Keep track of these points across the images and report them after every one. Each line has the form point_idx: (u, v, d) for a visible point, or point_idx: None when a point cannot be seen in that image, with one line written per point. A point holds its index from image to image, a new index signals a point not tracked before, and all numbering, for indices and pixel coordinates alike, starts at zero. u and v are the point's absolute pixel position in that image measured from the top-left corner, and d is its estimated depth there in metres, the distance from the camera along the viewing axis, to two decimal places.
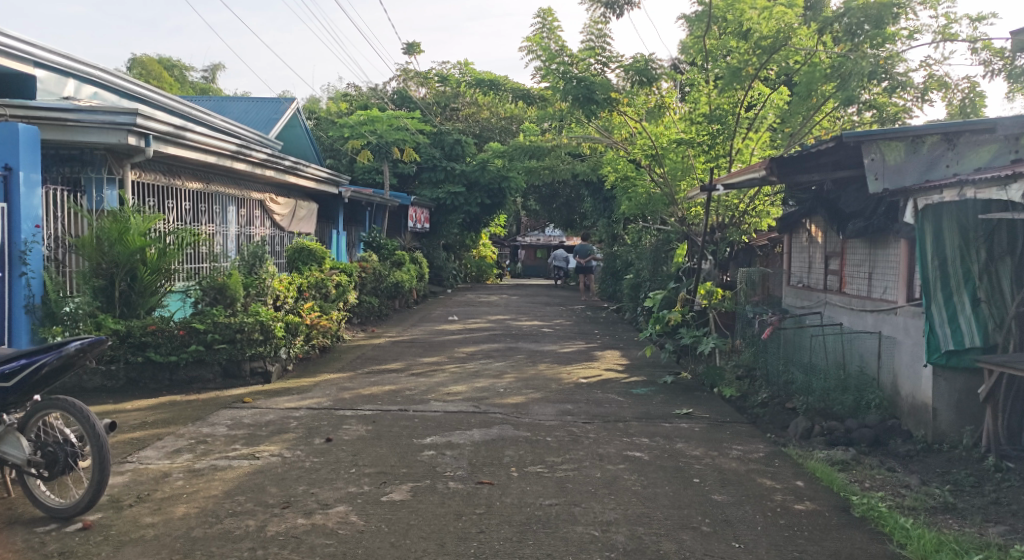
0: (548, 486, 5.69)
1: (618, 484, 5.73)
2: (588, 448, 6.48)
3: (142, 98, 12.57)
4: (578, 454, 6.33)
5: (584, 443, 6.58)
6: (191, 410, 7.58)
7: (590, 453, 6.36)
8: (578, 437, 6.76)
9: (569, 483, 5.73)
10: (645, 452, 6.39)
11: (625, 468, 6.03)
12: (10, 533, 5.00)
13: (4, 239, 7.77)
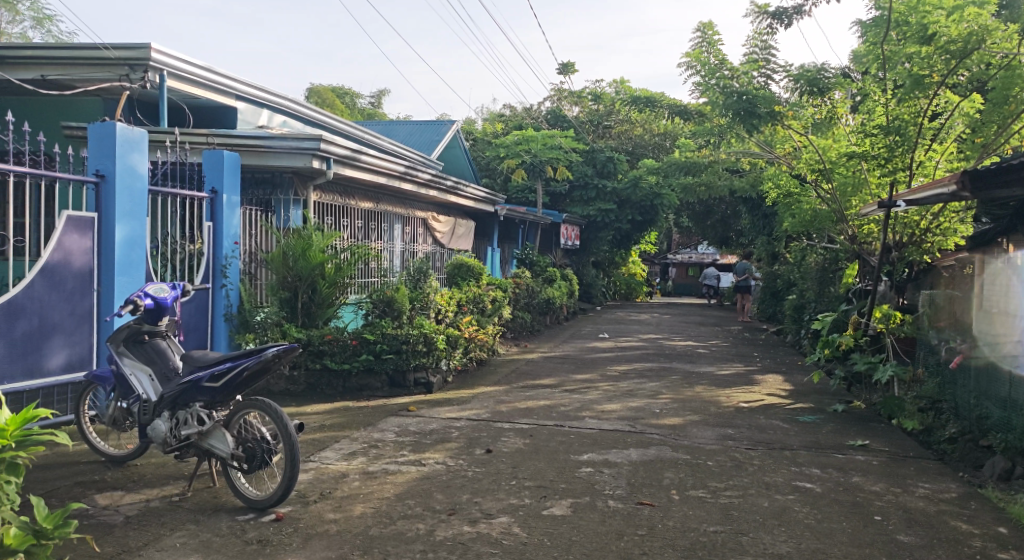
0: (713, 512, 5.65)
1: (790, 516, 5.60)
2: (753, 475, 6.37)
3: (321, 124, 13.44)
4: (742, 481, 6.24)
5: (749, 470, 6.47)
6: (362, 415, 8.02)
7: (756, 481, 6.25)
8: (742, 463, 6.65)
9: (734, 510, 5.67)
10: (817, 484, 6.21)
11: (796, 500, 5.88)
12: (217, 519, 5.45)
13: (209, 253, 8.51)
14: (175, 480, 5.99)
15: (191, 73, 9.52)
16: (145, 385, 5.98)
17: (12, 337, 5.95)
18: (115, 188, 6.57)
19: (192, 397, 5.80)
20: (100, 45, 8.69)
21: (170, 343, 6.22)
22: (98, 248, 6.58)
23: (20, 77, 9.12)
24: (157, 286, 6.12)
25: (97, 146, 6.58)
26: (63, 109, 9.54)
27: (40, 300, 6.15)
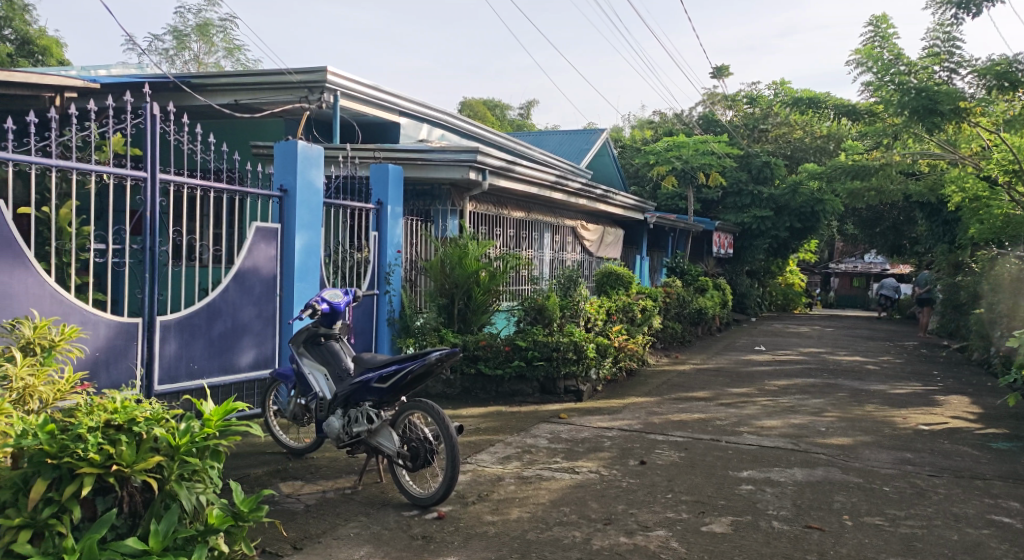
0: (893, 542, 5.45)
1: (982, 552, 5.33)
2: (937, 505, 6.09)
3: (476, 136, 13.84)
4: (926, 510, 5.98)
5: (931, 499, 6.20)
6: (516, 420, 8.23)
7: (940, 511, 5.97)
8: (925, 491, 6.37)
9: (916, 542, 5.45)
10: (1015, 519, 5.86)
11: (990, 535, 5.59)
12: (384, 513, 5.77)
13: (375, 261, 8.97)
14: (346, 474, 6.39)
15: (360, 93, 10.10)
16: (321, 384, 6.42)
17: (211, 335, 6.51)
18: (296, 202, 7.09)
19: (363, 397, 6.14)
20: (285, 70, 9.37)
21: (343, 345, 6.65)
22: (281, 257, 7.12)
23: (217, 103, 9.87)
24: (332, 291, 6.55)
25: (281, 162, 7.11)
26: (252, 131, 10.30)
27: (233, 303, 6.70)
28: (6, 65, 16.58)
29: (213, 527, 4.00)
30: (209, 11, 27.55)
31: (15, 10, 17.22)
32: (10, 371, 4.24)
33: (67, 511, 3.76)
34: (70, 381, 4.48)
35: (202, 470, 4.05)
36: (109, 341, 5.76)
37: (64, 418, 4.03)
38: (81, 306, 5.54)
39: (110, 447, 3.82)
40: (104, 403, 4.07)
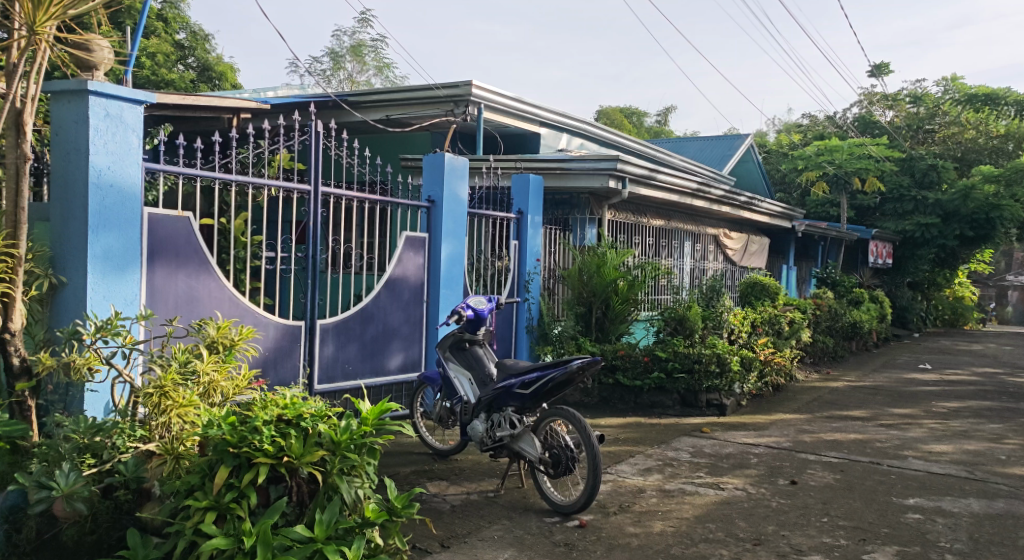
0: None
1: None
2: None
3: (618, 145, 13.88)
4: None
5: None
6: (656, 432, 8.20)
7: None
8: None
9: None
10: None
11: None
12: (526, 517, 5.90)
13: (516, 269, 9.14)
14: (489, 477, 6.57)
15: (503, 105, 10.35)
16: (465, 388, 6.64)
17: (365, 338, 6.85)
18: (443, 212, 7.36)
19: (505, 402, 6.29)
20: (432, 85, 9.73)
21: (486, 351, 6.83)
22: (428, 265, 7.41)
23: (371, 119, 10.41)
24: (476, 298, 6.78)
25: (429, 175, 7.41)
26: (402, 144, 10.75)
27: (384, 309, 7.02)
28: (185, 89, 17.96)
29: (369, 519, 4.26)
30: (364, 32, 28.84)
31: (197, 39, 18.66)
32: (198, 366, 4.78)
33: (245, 497, 4.11)
34: (247, 377, 4.97)
35: (360, 466, 4.34)
36: (277, 342, 6.16)
37: (243, 412, 4.44)
38: (254, 308, 5.97)
39: (282, 440, 4.16)
40: (276, 399, 4.47)
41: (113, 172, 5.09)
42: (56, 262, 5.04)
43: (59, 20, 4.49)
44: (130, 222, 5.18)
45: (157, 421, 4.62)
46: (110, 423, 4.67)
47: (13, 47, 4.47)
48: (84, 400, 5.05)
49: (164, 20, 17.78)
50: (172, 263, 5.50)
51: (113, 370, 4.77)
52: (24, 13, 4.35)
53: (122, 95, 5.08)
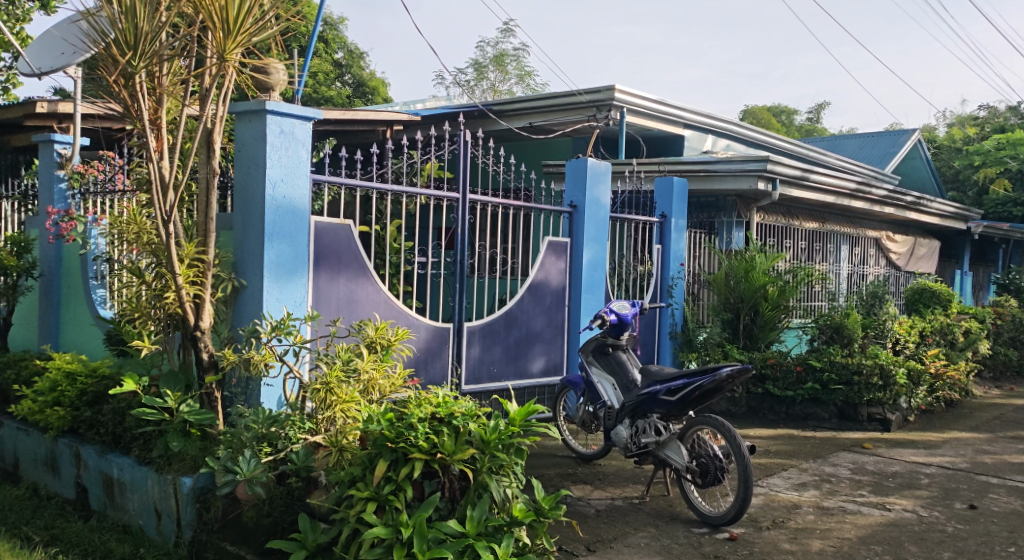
0: None
1: None
2: None
3: (770, 145, 13.49)
4: None
5: None
6: (812, 446, 7.84)
7: None
8: None
9: None
10: None
11: None
12: (674, 526, 5.77)
13: (658, 274, 8.96)
14: (633, 483, 6.48)
15: (647, 109, 10.25)
16: (609, 393, 6.57)
17: (509, 341, 6.91)
18: (585, 217, 7.34)
19: (650, 408, 6.14)
20: (574, 91, 9.74)
21: (630, 356, 6.73)
22: (570, 270, 7.40)
23: (515, 126, 10.51)
24: (620, 302, 6.73)
25: (572, 180, 7.41)
26: (546, 150, 10.80)
27: (528, 313, 7.07)
28: (342, 104, 18.76)
29: (517, 519, 4.33)
30: (510, 41, 29.24)
31: (354, 58, 19.46)
32: (360, 364, 5.14)
33: (402, 490, 4.25)
34: (401, 376, 5.31)
35: (508, 466, 4.40)
36: (427, 342, 6.31)
37: (398, 409, 4.61)
38: (406, 311, 6.15)
39: (435, 436, 4.27)
40: (430, 397, 4.59)
41: (286, 185, 5.36)
42: (237, 267, 5.39)
43: (244, 47, 5.06)
44: (300, 230, 5.44)
45: (323, 415, 5.02)
46: (284, 416, 5.09)
47: (205, 73, 5.07)
48: (261, 393, 5.35)
49: (324, 40, 18.68)
50: (334, 268, 5.74)
51: (284, 365, 5.17)
52: (216, 41, 4.92)
53: (294, 112, 5.35)
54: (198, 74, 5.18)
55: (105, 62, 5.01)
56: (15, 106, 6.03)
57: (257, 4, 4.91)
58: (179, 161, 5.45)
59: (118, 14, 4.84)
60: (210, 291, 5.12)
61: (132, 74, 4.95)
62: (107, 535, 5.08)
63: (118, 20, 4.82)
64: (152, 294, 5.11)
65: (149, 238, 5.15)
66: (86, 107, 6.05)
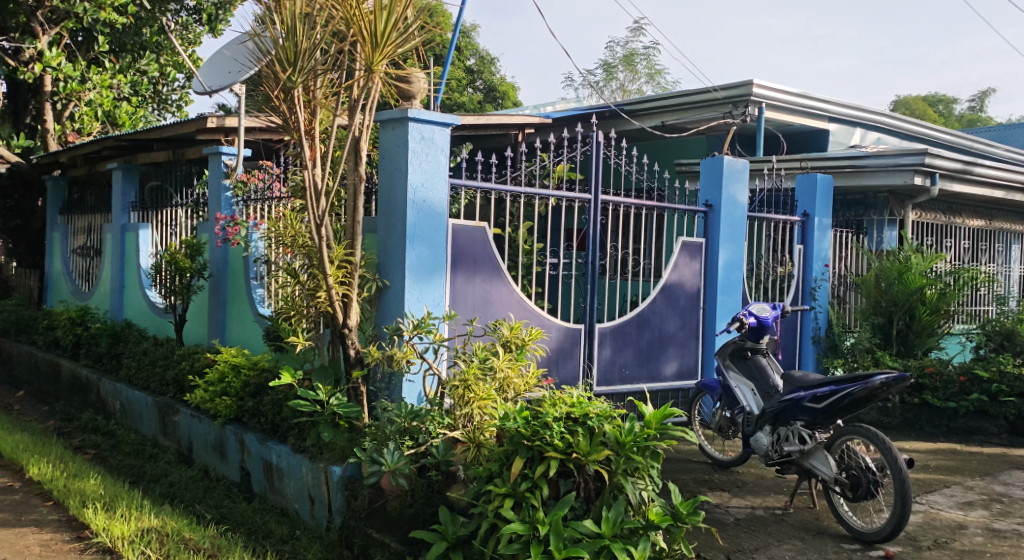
0: None
1: None
2: None
3: (927, 138, 12.83)
4: None
5: None
6: (978, 462, 7.38)
7: None
8: None
9: None
10: None
11: None
12: (821, 541, 5.61)
13: (800, 276, 8.73)
14: (774, 493, 6.37)
15: (789, 103, 10.01)
16: (748, 398, 6.50)
17: (641, 343, 6.94)
18: (720, 217, 7.29)
19: (794, 416, 6.03)
20: (710, 87, 9.67)
21: (771, 361, 6.66)
22: (705, 272, 7.36)
23: (647, 126, 10.48)
24: (759, 305, 6.59)
25: (706, 178, 7.38)
26: (679, 149, 10.75)
27: (661, 314, 7.07)
28: (474, 110, 19.22)
29: (653, 522, 4.42)
30: (643, 40, 29.13)
31: (485, 63, 19.94)
32: (496, 363, 5.35)
33: (538, 488, 4.45)
34: (535, 375, 5.48)
35: (643, 469, 4.52)
36: (559, 343, 6.44)
37: (534, 408, 4.84)
38: (539, 311, 6.29)
39: (571, 437, 4.45)
40: (564, 398, 4.82)
41: (425, 189, 5.61)
42: (381, 268, 5.66)
43: (390, 59, 5.39)
44: (438, 232, 5.68)
45: (461, 411, 5.23)
46: (425, 411, 5.30)
47: (355, 85, 5.43)
48: (402, 388, 5.59)
49: (457, 48, 19.21)
50: (470, 269, 5.95)
51: (424, 362, 5.45)
52: (364, 54, 5.29)
53: (434, 119, 5.59)
54: (349, 88, 5.57)
55: (268, 78, 5.45)
56: (190, 121, 6.44)
57: (402, 18, 5.22)
58: (330, 169, 5.77)
59: (280, 35, 5.30)
60: (357, 291, 5.44)
61: (291, 89, 5.36)
62: (267, 516, 5.49)
63: (281, 40, 5.27)
64: (304, 292, 5.46)
65: (304, 240, 5.50)
66: (250, 121, 6.51)
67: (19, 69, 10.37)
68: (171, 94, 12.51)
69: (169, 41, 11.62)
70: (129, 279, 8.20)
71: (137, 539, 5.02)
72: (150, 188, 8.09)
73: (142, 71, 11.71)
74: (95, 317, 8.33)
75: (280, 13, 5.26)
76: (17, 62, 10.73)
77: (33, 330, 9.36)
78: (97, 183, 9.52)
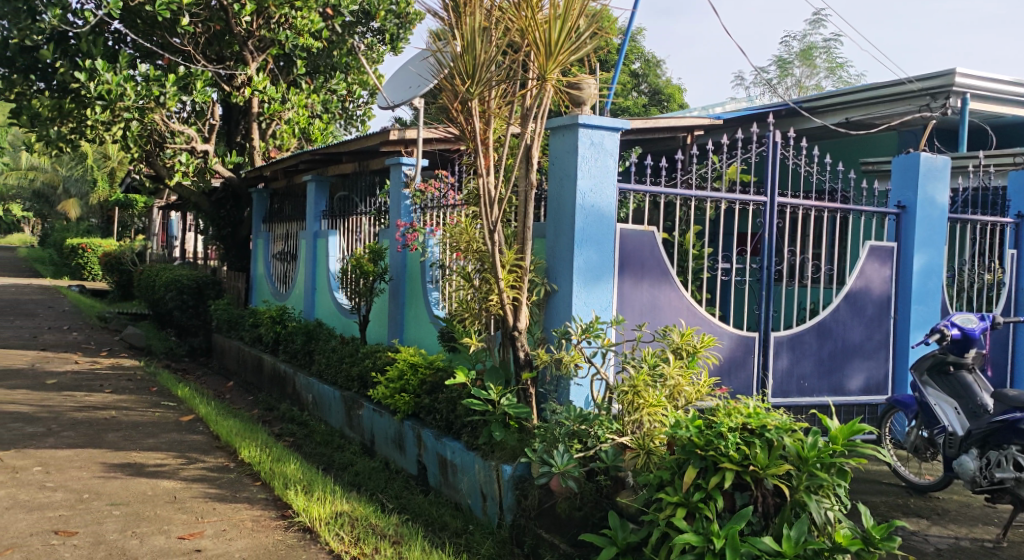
0: None
1: None
2: None
3: None
4: None
5: None
6: None
7: None
8: None
9: None
10: None
11: None
12: None
13: (1012, 285, 8.03)
14: (983, 524, 5.92)
15: (1000, 93, 9.14)
16: (950, 417, 6.08)
17: (822, 354, 6.65)
18: (914, 219, 6.88)
19: (1008, 439, 5.54)
20: (905, 80, 9.06)
21: (976, 378, 6.19)
22: (896, 278, 6.94)
23: (828, 123, 9.99)
24: (964, 316, 6.18)
25: (900, 179, 7.00)
26: (865, 147, 10.23)
27: (844, 323, 6.74)
28: (640, 113, 19.06)
29: (841, 544, 4.35)
30: (823, 34, 27.83)
31: (650, 67, 19.75)
32: (665, 370, 5.31)
33: (712, 499, 4.47)
34: (706, 384, 5.42)
35: (828, 487, 4.50)
36: (731, 352, 6.30)
37: (706, 417, 4.89)
38: (710, 318, 6.20)
39: (747, 448, 4.49)
40: (739, 408, 4.82)
41: (593, 196, 5.68)
42: (549, 273, 5.79)
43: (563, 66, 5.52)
44: (606, 236, 5.73)
45: (630, 417, 5.19)
46: (593, 416, 5.38)
47: (528, 94, 5.61)
48: (570, 392, 5.68)
49: (623, 52, 19.15)
50: (637, 274, 5.96)
51: (592, 366, 5.51)
52: (539, 63, 5.43)
53: (604, 125, 5.67)
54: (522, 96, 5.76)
55: (447, 91, 5.73)
56: (373, 135, 6.87)
57: (575, 27, 5.36)
58: (503, 176, 5.96)
59: (460, 49, 5.55)
60: (526, 295, 5.61)
61: (469, 100, 5.61)
62: (442, 509, 5.76)
63: (460, 53, 5.52)
64: (478, 295, 5.69)
65: (477, 245, 5.72)
66: (428, 132, 6.84)
67: (232, 93, 11.43)
68: (356, 110, 13.09)
69: (357, 61, 12.27)
70: (321, 281, 8.80)
71: (332, 521, 5.45)
72: (339, 198, 8.62)
73: (332, 90, 12.40)
74: (293, 316, 9.02)
75: (460, 28, 5.52)
76: (231, 87, 11.77)
77: (240, 328, 10.22)
78: (294, 195, 10.27)
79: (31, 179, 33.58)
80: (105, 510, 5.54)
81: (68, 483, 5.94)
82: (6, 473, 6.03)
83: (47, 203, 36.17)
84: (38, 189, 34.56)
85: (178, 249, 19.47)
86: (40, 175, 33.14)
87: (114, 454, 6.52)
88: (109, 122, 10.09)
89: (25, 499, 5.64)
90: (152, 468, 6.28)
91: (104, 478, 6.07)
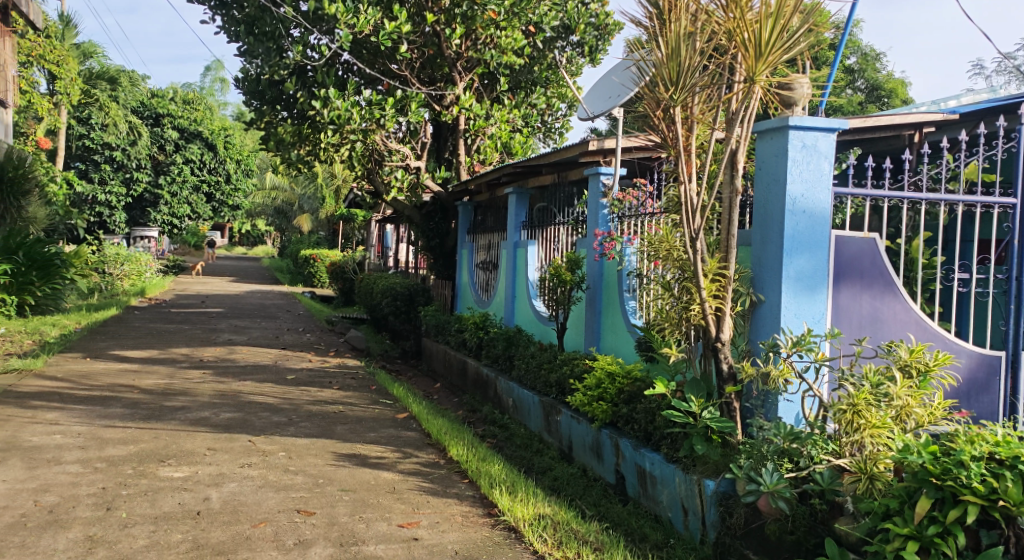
0: None
1: None
2: None
3: None
4: None
5: None
6: None
7: None
8: None
9: None
10: None
11: None
12: None
13: None
14: None
15: None
16: None
17: None
18: None
19: None
20: None
21: None
22: None
23: None
24: None
25: None
26: None
27: None
28: (856, 111, 17.79)
29: None
30: None
31: (868, 61, 18.46)
32: (891, 390, 4.83)
33: (951, 534, 4.08)
34: (942, 407, 4.91)
35: None
36: (971, 372, 5.69)
37: (945, 443, 4.51)
38: (946, 334, 5.66)
39: (995, 481, 4.06)
40: (985, 436, 4.42)
41: (806, 199, 5.37)
42: (755, 283, 5.54)
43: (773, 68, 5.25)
44: (821, 243, 5.40)
45: (849, 438, 4.80)
46: (805, 433, 5.04)
47: (734, 98, 5.36)
48: (779, 408, 5.37)
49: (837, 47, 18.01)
50: (857, 284, 5.54)
51: (804, 382, 5.18)
52: (747, 65, 5.19)
53: (818, 125, 5.34)
54: (728, 101, 5.53)
55: (649, 99, 5.63)
56: (573, 147, 6.92)
57: (788, 25, 5.08)
58: (706, 183, 5.82)
59: (664, 55, 5.43)
60: (730, 305, 5.39)
61: (672, 107, 5.47)
62: (642, 521, 5.68)
63: (663, 59, 5.39)
64: (678, 305, 5.56)
65: (677, 254, 5.61)
66: (629, 141, 6.81)
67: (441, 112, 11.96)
68: (554, 123, 13.45)
69: (556, 76, 12.58)
70: (520, 290, 9.03)
71: (535, 522, 5.57)
72: (537, 208, 8.78)
73: (533, 104, 12.85)
74: (493, 323, 9.31)
75: (665, 36, 5.39)
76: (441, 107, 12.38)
77: (446, 333, 10.72)
78: (494, 207, 10.60)
79: (275, 198, 37.24)
80: (337, 494, 6.02)
81: (306, 468, 6.52)
82: (258, 456, 6.72)
83: (288, 218, 39.83)
84: (279, 206, 38.16)
85: (391, 257, 20.80)
86: (282, 194, 36.87)
87: (343, 445, 7.08)
88: (336, 146, 11.04)
89: (273, 479, 6.24)
90: (374, 460, 6.75)
91: (335, 466, 6.61)
